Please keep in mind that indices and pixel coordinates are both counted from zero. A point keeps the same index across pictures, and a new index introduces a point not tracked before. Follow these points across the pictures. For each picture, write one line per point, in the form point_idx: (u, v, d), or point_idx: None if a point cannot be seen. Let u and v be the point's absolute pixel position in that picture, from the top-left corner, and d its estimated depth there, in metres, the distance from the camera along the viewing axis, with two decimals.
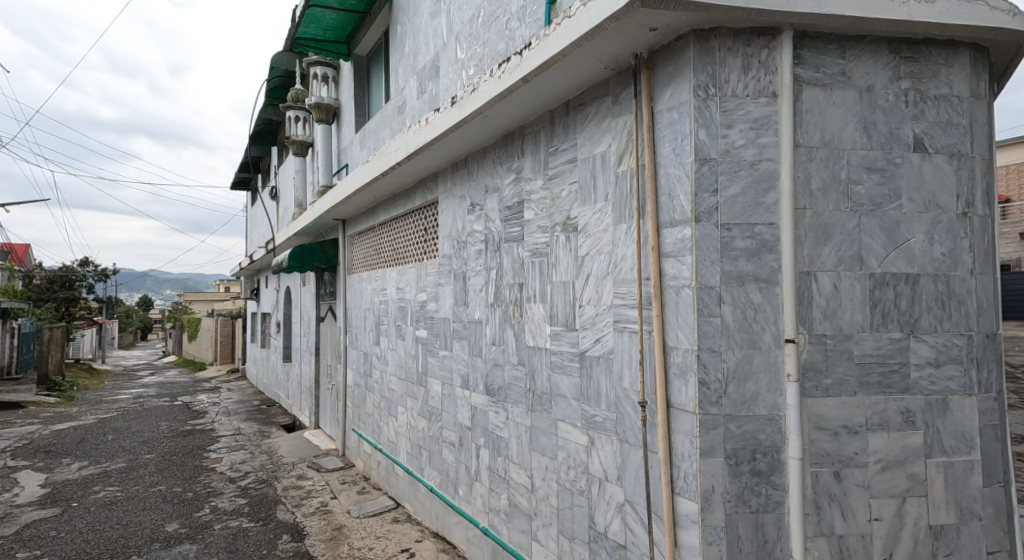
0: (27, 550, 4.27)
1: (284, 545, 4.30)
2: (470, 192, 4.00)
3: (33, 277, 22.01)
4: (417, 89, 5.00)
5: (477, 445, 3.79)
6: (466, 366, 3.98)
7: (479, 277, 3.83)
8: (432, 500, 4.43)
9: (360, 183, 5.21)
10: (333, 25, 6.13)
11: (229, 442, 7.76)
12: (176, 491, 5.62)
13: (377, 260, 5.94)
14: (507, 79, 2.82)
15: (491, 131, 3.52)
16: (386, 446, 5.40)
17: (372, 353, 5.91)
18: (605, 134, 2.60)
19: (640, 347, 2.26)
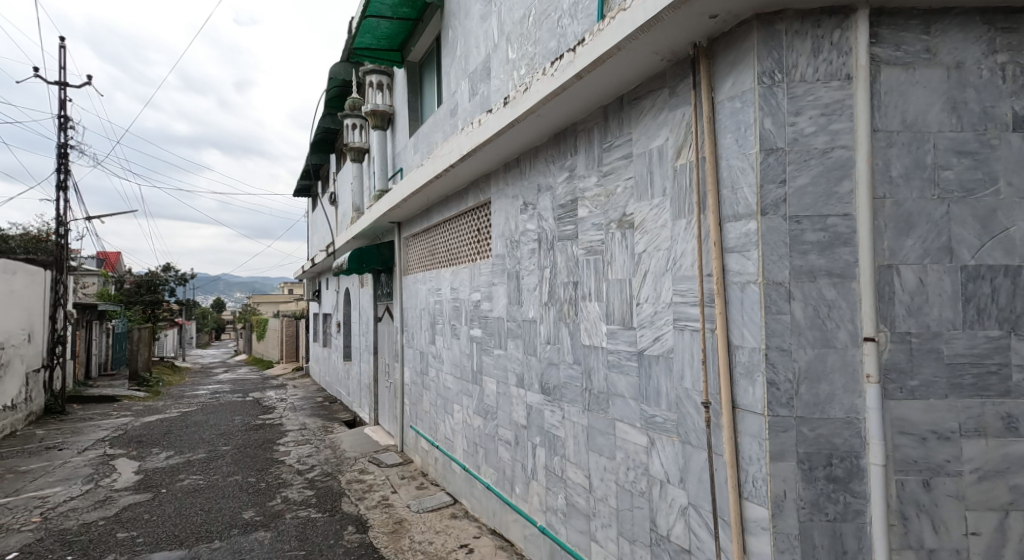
0: (124, 530, 4.63)
1: (350, 536, 4.45)
2: (522, 191, 4.00)
3: (124, 281, 23.99)
4: (468, 91, 5.06)
5: (533, 443, 3.79)
6: (521, 365, 3.98)
7: (532, 276, 3.83)
8: (489, 498, 4.47)
9: (414, 186, 5.32)
10: (388, 33, 6.28)
11: (295, 436, 8.13)
12: (251, 481, 5.95)
13: (431, 261, 6.06)
14: (560, 76, 2.79)
15: (543, 130, 3.51)
16: (443, 443, 5.49)
17: (428, 351, 6.02)
18: (661, 128, 2.54)
19: (702, 346, 2.19)
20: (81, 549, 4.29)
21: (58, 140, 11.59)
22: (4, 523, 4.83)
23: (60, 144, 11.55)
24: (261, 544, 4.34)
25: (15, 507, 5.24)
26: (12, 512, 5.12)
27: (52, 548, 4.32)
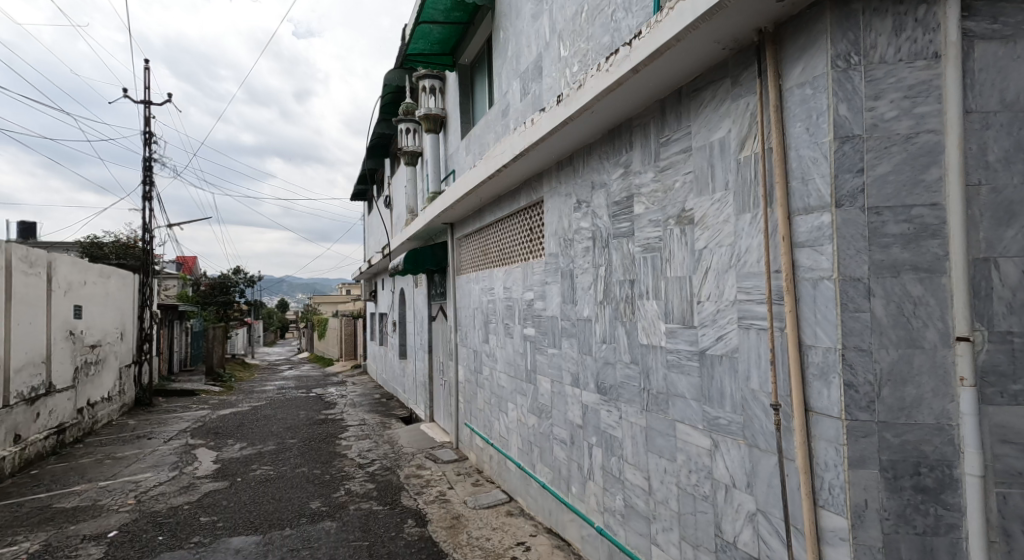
0: (206, 515, 4.93)
1: (410, 529, 4.56)
2: (576, 189, 3.96)
3: (200, 284, 25.64)
4: (520, 90, 5.06)
5: (589, 443, 3.75)
6: (576, 364, 3.94)
7: (587, 275, 3.79)
8: (545, 496, 4.45)
9: (468, 187, 5.37)
10: (440, 38, 6.39)
11: (356, 431, 8.42)
12: (316, 473, 6.20)
13: (484, 261, 6.11)
14: (617, 72, 2.75)
15: (597, 126, 3.46)
16: (498, 441, 5.53)
17: (482, 350, 6.07)
18: (723, 119, 2.45)
19: (770, 346, 2.10)
20: (170, 530, 4.59)
21: (145, 154, 12.52)
22: (104, 504, 5.25)
23: (146, 158, 12.47)
24: (328, 533, 4.51)
25: (113, 489, 5.69)
26: (110, 494, 5.56)
27: (145, 528, 4.65)
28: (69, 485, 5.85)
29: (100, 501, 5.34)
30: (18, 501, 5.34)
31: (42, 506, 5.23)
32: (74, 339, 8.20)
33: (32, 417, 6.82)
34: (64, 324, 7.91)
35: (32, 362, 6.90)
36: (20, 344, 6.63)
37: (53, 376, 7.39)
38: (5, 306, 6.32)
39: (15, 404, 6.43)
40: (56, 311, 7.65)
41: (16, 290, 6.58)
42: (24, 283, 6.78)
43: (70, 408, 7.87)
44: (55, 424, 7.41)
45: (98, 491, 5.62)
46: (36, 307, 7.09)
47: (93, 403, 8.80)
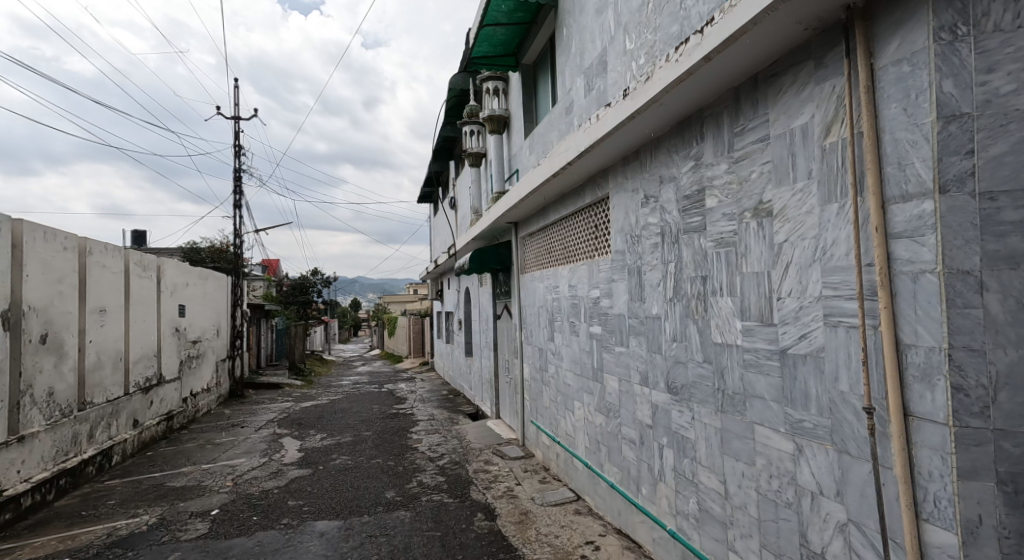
0: (293, 499, 5.24)
1: (480, 523, 4.63)
2: (643, 184, 3.87)
3: (283, 284, 27.33)
4: (584, 87, 5.00)
5: (659, 444, 3.65)
6: (644, 363, 3.86)
7: (655, 272, 3.69)
8: (613, 496, 4.39)
9: (532, 185, 5.39)
10: (504, 39, 6.44)
11: (426, 426, 8.65)
12: (390, 464, 6.44)
13: (549, 260, 6.10)
14: (687, 61, 2.66)
15: (665, 119, 3.37)
16: (564, 439, 5.50)
17: (547, 349, 6.07)
18: (805, 105, 2.32)
19: (862, 345, 1.96)
20: (262, 511, 4.92)
21: (235, 165, 13.50)
22: (206, 485, 5.71)
23: (237, 168, 13.44)
24: (403, 522, 4.66)
25: (213, 472, 6.17)
26: (211, 476, 6.04)
27: (241, 508, 5.01)
28: (177, 466, 6.41)
29: (204, 482, 5.81)
30: (137, 479, 5.91)
31: (156, 484, 5.76)
32: (179, 335, 8.97)
33: (147, 404, 7.53)
34: (172, 321, 8.65)
35: (147, 355, 7.62)
36: (138, 339, 7.34)
37: (163, 368, 8.13)
38: (124, 305, 7.02)
39: (133, 392, 7.12)
40: (164, 309, 8.38)
41: (133, 290, 7.28)
42: (139, 284, 7.50)
43: (176, 397, 8.62)
44: (165, 411, 8.14)
45: (201, 473, 6.12)
46: (150, 306, 7.82)
47: (195, 393, 9.59)
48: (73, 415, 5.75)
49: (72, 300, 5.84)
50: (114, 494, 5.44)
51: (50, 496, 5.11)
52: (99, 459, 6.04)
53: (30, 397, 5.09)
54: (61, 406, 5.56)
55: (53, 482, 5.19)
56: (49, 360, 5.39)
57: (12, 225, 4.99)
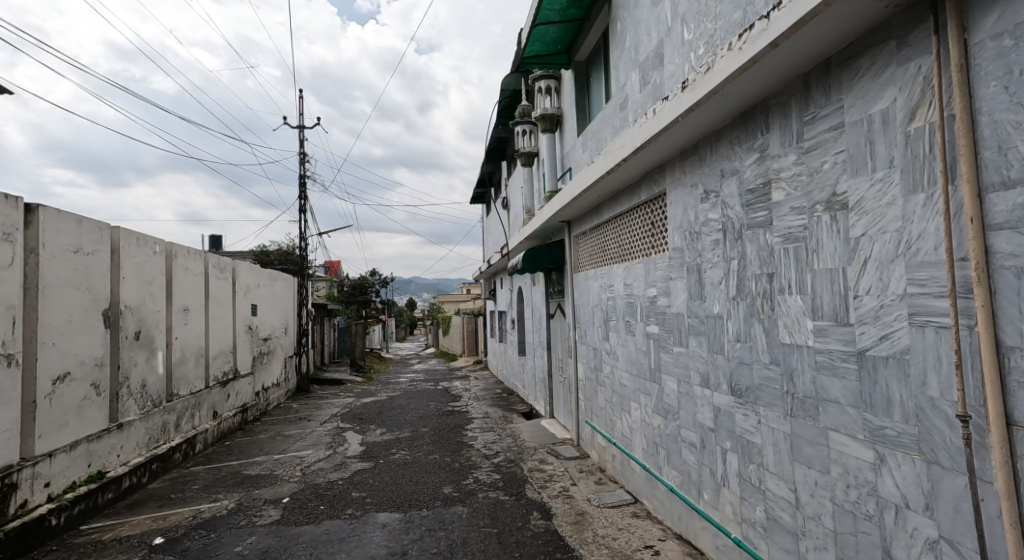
0: (357, 491, 5.42)
1: (536, 521, 4.61)
2: (703, 179, 3.74)
3: (344, 285, 28.34)
4: (639, 81, 4.89)
5: (722, 448, 3.51)
6: (705, 364, 3.72)
7: (717, 270, 3.55)
8: (673, 501, 4.26)
9: (585, 183, 5.32)
10: (556, 37, 6.40)
11: (481, 424, 8.73)
12: (447, 460, 6.54)
13: (603, 258, 6.01)
14: (751, 48, 2.55)
15: (727, 110, 3.24)
16: (620, 440, 5.40)
17: (602, 348, 5.98)
18: (885, 88, 2.17)
19: (954, 346, 1.82)
20: (329, 501, 5.12)
21: (301, 171, 14.12)
22: (278, 474, 5.99)
23: (302, 174, 14.05)
24: (461, 517, 4.72)
25: (283, 462, 6.48)
26: (281, 466, 6.34)
27: (310, 497, 5.23)
28: (251, 455, 6.77)
29: (275, 471, 6.11)
30: (217, 466, 6.29)
31: (234, 471, 6.11)
32: (252, 333, 9.48)
33: (224, 397, 8.00)
34: (245, 320, 9.15)
35: (224, 351, 8.10)
36: (216, 336, 7.81)
37: (237, 363, 8.61)
38: (205, 304, 7.48)
39: (212, 385, 7.58)
40: (239, 308, 8.88)
41: (211, 291, 7.75)
42: (217, 285, 7.97)
43: (250, 391, 9.11)
44: (240, 404, 8.61)
45: (273, 463, 6.44)
46: (226, 305, 8.30)
47: (266, 388, 10.10)
48: (163, 405, 6.19)
49: (162, 300, 6.27)
50: (197, 479, 5.81)
51: (143, 479, 5.52)
52: (185, 447, 6.47)
53: (126, 389, 5.51)
54: (152, 397, 6.00)
55: (146, 467, 5.60)
56: (142, 355, 5.81)
57: (110, 231, 5.41)
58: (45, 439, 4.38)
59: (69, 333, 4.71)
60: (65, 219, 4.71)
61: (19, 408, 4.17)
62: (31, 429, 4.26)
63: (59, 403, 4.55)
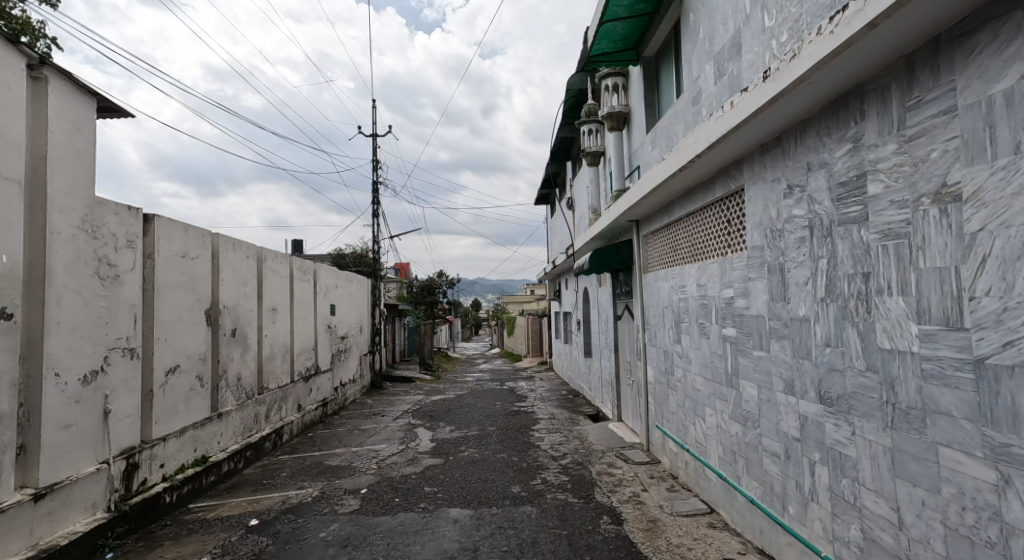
0: (429, 485, 5.54)
1: (607, 526, 4.52)
2: (786, 173, 3.52)
3: (413, 286, 29.18)
4: (714, 73, 4.69)
5: (810, 459, 3.29)
6: (790, 369, 3.50)
7: (803, 269, 3.33)
8: (753, 513, 4.04)
9: (656, 181, 5.15)
10: (624, 34, 6.26)
11: (547, 425, 8.69)
12: (515, 460, 6.55)
13: (674, 258, 5.80)
14: (845, 31, 2.37)
15: (815, 99, 3.03)
16: (694, 446, 5.20)
17: (673, 351, 5.78)
18: (1010, 65, 1.99)
19: None
20: (403, 494, 5.27)
21: (373, 177, 14.67)
22: (356, 466, 6.25)
23: (375, 180, 14.60)
24: (530, 517, 4.71)
25: (361, 455, 6.75)
26: (359, 458, 6.60)
27: (386, 489, 5.41)
28: (331, 447, 7.10)
29: (353, 463, 6.38)
30: (302, 455, 6.65)
31: (316, 461, 6.43)
32: (331, 331, 9.95)
33: (307, 391, 8.45)
34: (324, 319, 9.61)
35: (305, 348, 8.55)
36: (299, 334, 8.25)
37: (318, 360, 9.06)
38: (290, 304, 7.92)
39: (296, 380, 8.03)
40: (319, 308, 9.34)
41: (295, 292, 8.20)
42: (299, 286, 8.42)
43: (328, 386, 9.56)
44: (320, 398, 9.06)
45: (351, 455, 6.72)
46: (308, 304, 8.76)
47: (343, 384, 10.56)
48: (255, 397, 6.63)
49: (253, 300, 6.70)
50: (285, 467, 6.18)
51: (239, 465, 5.94)
52: (274, 437, 6.89)
53: (224, 381, 5.93)
54: (246, 390, 6.43)
55: (242, 454, 6.01)
56: (237, 350, 6.24)
57: (212, 237, 5.86)
58: (160, 425, 4.81)
59: (179, 330, 5.13)
60: (175, 227, 5.13)
61: (140, 395, 4.62)
62: (149, 415, 4.70)
63: (171, 393, 4.98)
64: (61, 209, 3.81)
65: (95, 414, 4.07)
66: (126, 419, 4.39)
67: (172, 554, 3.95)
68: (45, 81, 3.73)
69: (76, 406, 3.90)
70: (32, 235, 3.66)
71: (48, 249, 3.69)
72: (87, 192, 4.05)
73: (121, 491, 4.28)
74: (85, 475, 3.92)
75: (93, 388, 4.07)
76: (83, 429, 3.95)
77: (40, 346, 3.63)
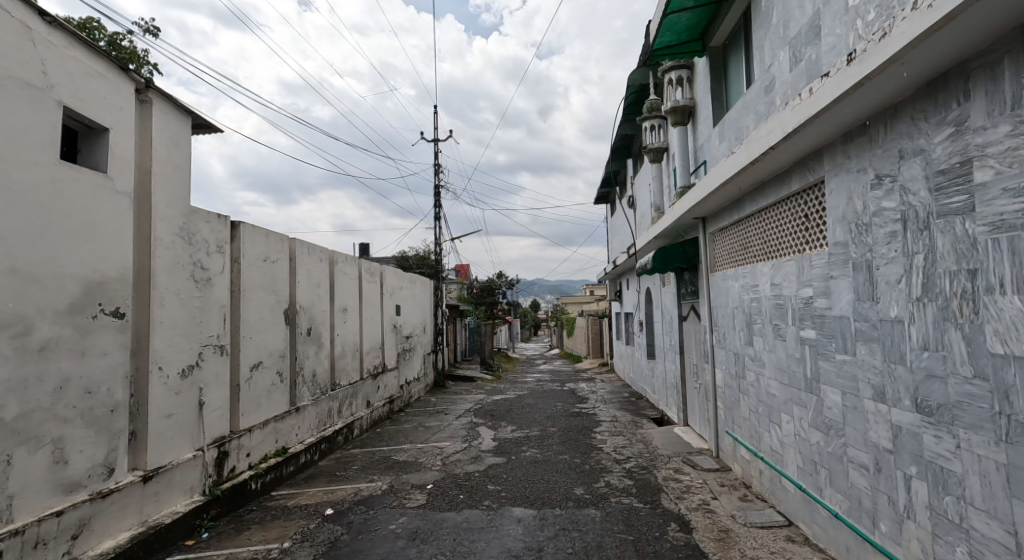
0: (493, 484, 5.56)
1: (675, 533, 4.35)
2: (873, 162, 3.25)
3: (473, 286, 29.57)
4: (789, 60, 4.40)
5: (905, 473, 3.01)
6: (879, 375, 3.23)
7: (894, 266, 3.05)
8: (838, 528, 3.75)
9: (724, 176, 4.91)
10: (689, 25, 6.02)
11: (610, 427, 8.51)
12: (577, 461, 6.46)
13: (745, 256, 5.52)
14: (948, 3, 2.16)
15: (908, 81, 2.77)
16: (769, 454, 4.91)
17: (745, 353, 5.49)
18: None
19: None
20: (468, 491, 5.31)
21: (436, 181, 14.96)
22: (422, 462, 6.37)
23: (437, 183, 14.89)
24: (594, 520, 4.62)
25: (426, 451, 6.87)
26: (425, 454, 6.73)
27: (451, 485, 5.47)
28: (398, 443, 7.28)
29: (419, 459, 6.50)
30: (371, 450, 6.86)
31: (384, 456, 6.60)
32: (397, 331, 10.22)
33: (375, 388, 8.71)
34: (391, 319, 9.88)
35: (373, 347, 8.82)
36: (367, 332, 8.53)
37: (385, 358, 9.33)
38: (359, 304, 8.19)
39: (365, 377, 8.29)
40: (386, 308, 9.61)
41: (364, 292, 8.47)
42: (368, 286, 8.70)
43: (395, 383, 9.83)
44: (387, 395, 9.32)
45: (418, 451, 6.86)
46: (376, 304, 9.03)
47: (409, 382, 10.82)
48: (328, 393, 6.89)
49: (326, 300, 6.98)
50: (356, 461, 6.39)
51: (315, 457, 6.20)
52: (345, 431, 7.15)
53: (301, 377, 6.21)
54: (320, 386, 6.71)
55: (317, 446, 6.28)
56: (312, 347, 6.52)
57: (289, 241, 6.16)
58: (246, 417, 5.09)
59: (261, 328, 5.43)
60: (257, 233, 5.41)
61: (229, 388, 4.92)
62: (237, 407, 4.99)
63: (255, 387, 5.27)
64: (163, 218, 4.09)
65: (192, 405, 4.36)
66: (217, 411, 4.68)
67: (258, 538, 4.17)
68: (150, 104, 4.04)
69: (176, 397, 4.19)
70: (139, 242, 3.94)
71: (153, 254, 3.97)
72: (184, 202, 4.34)
73: (214, 476, 4.57)
74: (184, 461, 4.21)
75: (190, 380, 4.36)
76: (182, 418, 4.24)
77: (147, 342, 3.92)
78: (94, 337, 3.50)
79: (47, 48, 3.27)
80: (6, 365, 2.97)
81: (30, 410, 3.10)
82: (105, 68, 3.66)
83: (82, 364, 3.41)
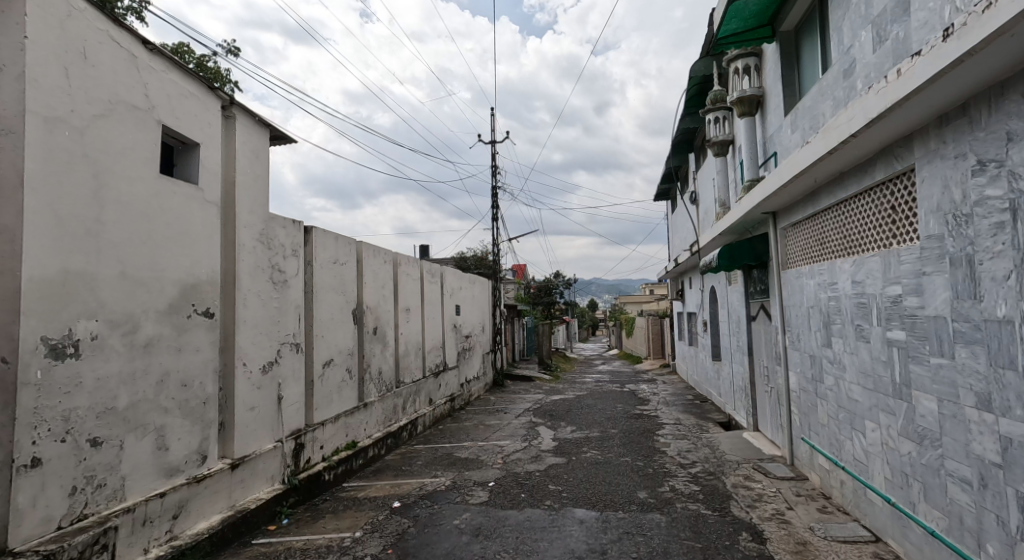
0: (554, 484, 5.50)
1: (747, 543, 4.12)
2: (975, 146, 2.94)
3: (530, 286, 29.58)
4: (872, 41, 4.08)
5: (1017, 490, 2.70)
6: (983, 380, 2.92)
7: (1002, 261, 2.75)
8: (934, 546, 3.43)
9: (798, 168, 4.61)
10: (758, 10, 5.71)
11: (674, 431, 8.23)
12: (640, 464, 6.28)
13: (821, 253, 5.17)
14: None
15: (1018, 54, 2.49)
16: (852, 464, 4.58)
17: (822, 355, 5.15)
18: None
19: None
20: (529, 490, 5.27)
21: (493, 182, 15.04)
22: (483, 459, 6.40)
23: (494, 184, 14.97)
24: (660, 525, 4.46)
25: (487, 449, 6.90)
26: (486, 452, 6.76)
27: (512, 484, 5.46)
28: (459, 440, 7.36)
29: (480, 456, 6.55)
30: (434, 446, 6.97)
31: (447, 453, 6.68)
32: (457, 330, 10.35)
33: (437, 386, 8.85)
34: (451, 318, 10.01)
35: (435, 345, 8.97)
36: (429, 332, 8.68)
37: (445, 357, 9.46)
38: (421, 304, 8.35)
39: (427, 375, 8.44)
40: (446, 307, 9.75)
41: (425, 292, 8.63)
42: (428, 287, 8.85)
43: (455, 382, 9.95)
44: (448, 394, 9.44)
45: (479, 449, 6.90)
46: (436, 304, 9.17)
47: (469, 380, 10.93)
48: (393, 390, 7.06)
49: (390, 300, 7.16)
50: (420, 456, 6.51)
51: (381, 452, 6.36)
52: (409, 427, 7.30)
53: (369, 374, 6.39)
54: (386, 382, 6.88)
55: (383, 441, 6.45)
56: (378, 346, 6.70)
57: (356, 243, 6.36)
58: (319, 411, 5.30)
59: (332, 327, 5.63)
60: (327, 236, 5.61)
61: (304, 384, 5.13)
62: (311, 402, 5.20)
63: (327, 383, 5.48)
64: (246, 223, 4.31)
65: (272, 399, 4.58)
66: (294, 405, 4.90)
67: (332, 526, 4.32)
68: (234, 119, 4.26)
69: (259, 391, 4.41)
70: (226, 247, 4.17)
71: (237, 259, 4.19)
72: (263, 209, 4.56)
73: (292, 466, 4.77)
74: (266, 451, 4.43)
75: (270, 376, 4.58)
76: (264, 411, 4.46)
77: (233, 340, 4.14)
78: (189, 336, 3.74)
79: (149, 73, 3.50)
80: (118, 360, 3.22)
81: (138, 400, 3.34)
82: (197, 87, 3.90)
83: (179, 359, 3.64)
